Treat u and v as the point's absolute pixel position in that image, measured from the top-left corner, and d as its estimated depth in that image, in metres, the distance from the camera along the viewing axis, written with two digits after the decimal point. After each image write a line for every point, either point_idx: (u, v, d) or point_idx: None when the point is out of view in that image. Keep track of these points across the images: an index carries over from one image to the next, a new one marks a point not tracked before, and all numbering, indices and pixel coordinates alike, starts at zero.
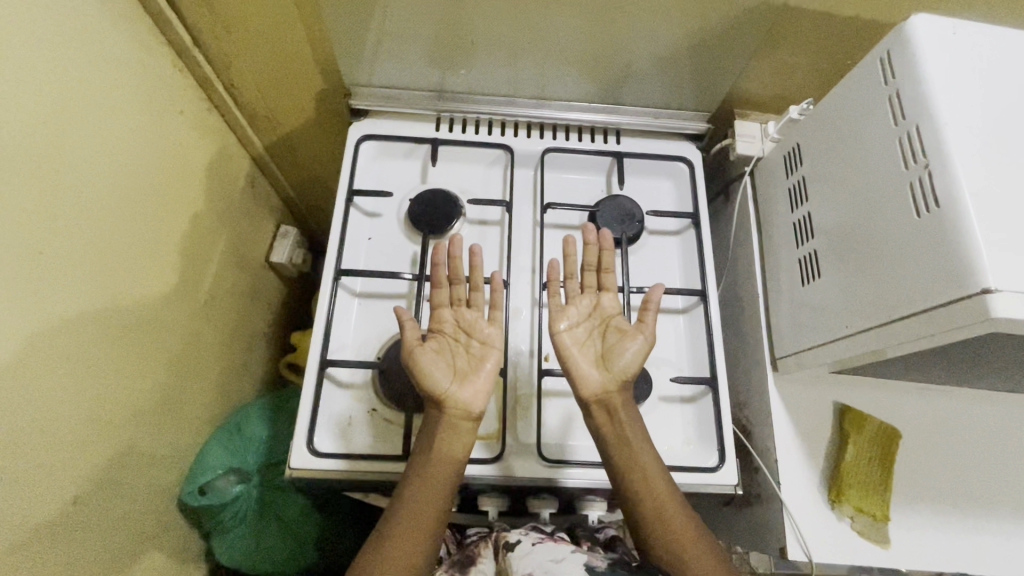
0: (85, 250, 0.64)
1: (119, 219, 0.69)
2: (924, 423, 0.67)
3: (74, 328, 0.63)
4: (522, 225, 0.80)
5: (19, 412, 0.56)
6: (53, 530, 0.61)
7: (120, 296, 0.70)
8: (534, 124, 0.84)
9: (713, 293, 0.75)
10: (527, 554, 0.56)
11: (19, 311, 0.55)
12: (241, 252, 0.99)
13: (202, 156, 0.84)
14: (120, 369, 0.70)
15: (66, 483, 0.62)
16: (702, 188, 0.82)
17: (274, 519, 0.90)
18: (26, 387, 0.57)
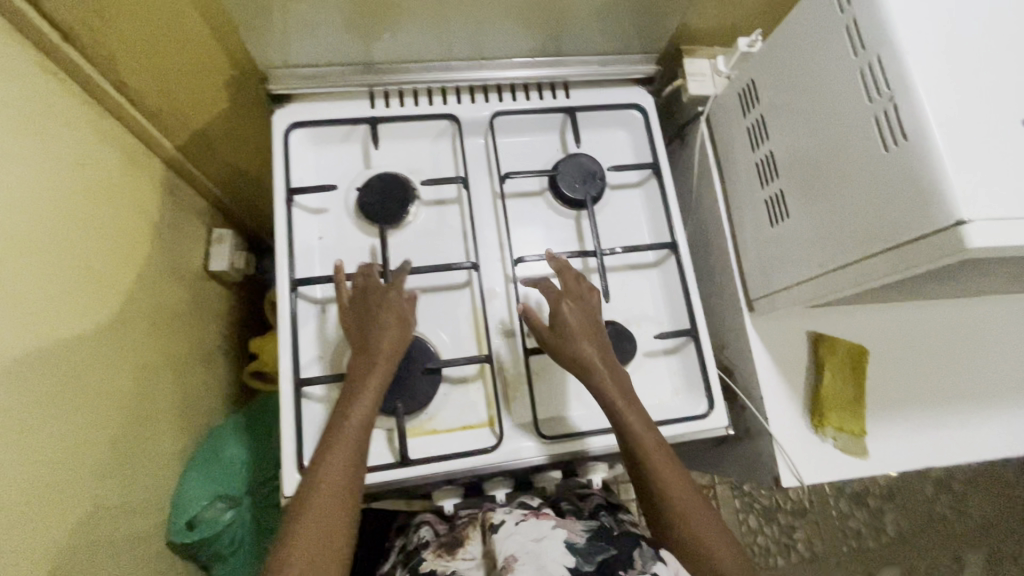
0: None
1: (22, 261, 0.59)
2: (888, 338, 0.71)
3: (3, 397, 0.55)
4: (482, 200, 0.75)
5: None
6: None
7: (47, 350, 0.61)
8: (477, 88, 0.78)
9: (683, 243, 0.75)
10: (509, 535, 0.57)
11: None
12: (175, 268, 0.89)
13: (103, 170, 0.73)
14: (67, 426, 0.63)
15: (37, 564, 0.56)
16: (658, 135, 0.79)
17: (270, 532, 0.91)
18: None
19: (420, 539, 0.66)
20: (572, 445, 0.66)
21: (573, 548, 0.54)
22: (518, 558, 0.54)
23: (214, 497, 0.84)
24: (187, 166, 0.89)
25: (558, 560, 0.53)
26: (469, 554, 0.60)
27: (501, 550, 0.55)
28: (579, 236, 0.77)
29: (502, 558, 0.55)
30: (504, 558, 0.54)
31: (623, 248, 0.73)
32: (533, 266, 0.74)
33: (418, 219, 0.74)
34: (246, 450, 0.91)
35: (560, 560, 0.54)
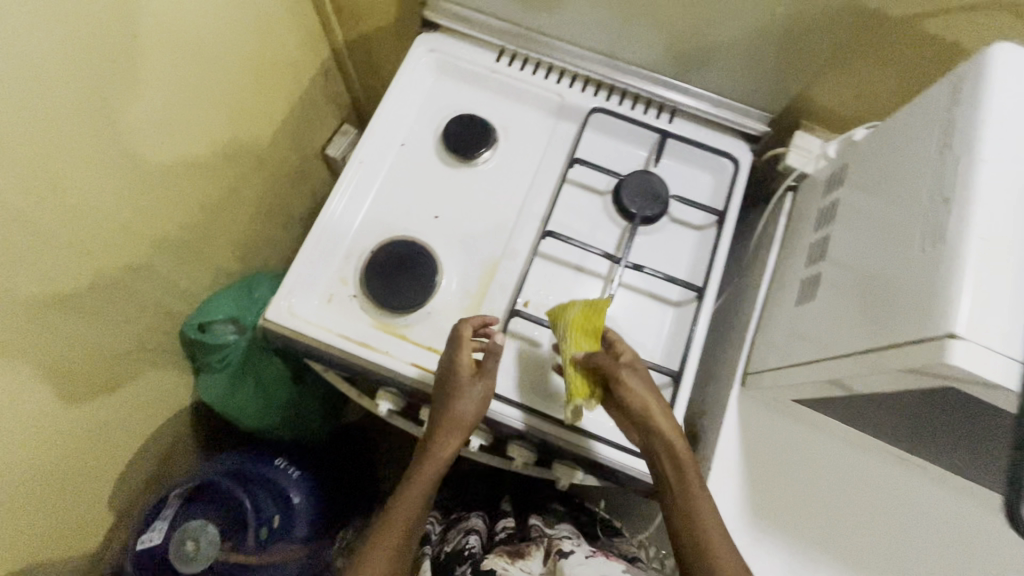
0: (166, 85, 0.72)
1: (198, 68, 0.77)
2: (884, 491, 0.62)
3: (127, 145, 0.69)
4: (548, 175, 0.80)
5: (76, 207, 0.66)
6: (29, 320, 0.66)
7: (176, 142, 0.77)
8: (592, 81, 0.83)
9: (710, 296, 0.73)
10: (580, 563, 0.75)
11: (88, 124, 0.63)
12: (303, 134, 1.08)
13: (285, 32, 0.91)
14: (160, 196, 0.78)
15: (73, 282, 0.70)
16: (739, 191, 0.78)
17: (252, 376, 0.97)
18: (82, 184, 0.65)
19: (469, 547, 0.87)
20: (510, 412, 0.69)
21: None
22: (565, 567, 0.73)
23: (229, 318, 0.96)
24: (346, 60, 1.07)
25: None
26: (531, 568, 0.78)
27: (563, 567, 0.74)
28: (618, 245, 0.78)
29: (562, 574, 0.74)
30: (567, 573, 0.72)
31: (651, 270, 0.73)
32: (563, 250, 0.77)
33: (486, 166, 0.80)
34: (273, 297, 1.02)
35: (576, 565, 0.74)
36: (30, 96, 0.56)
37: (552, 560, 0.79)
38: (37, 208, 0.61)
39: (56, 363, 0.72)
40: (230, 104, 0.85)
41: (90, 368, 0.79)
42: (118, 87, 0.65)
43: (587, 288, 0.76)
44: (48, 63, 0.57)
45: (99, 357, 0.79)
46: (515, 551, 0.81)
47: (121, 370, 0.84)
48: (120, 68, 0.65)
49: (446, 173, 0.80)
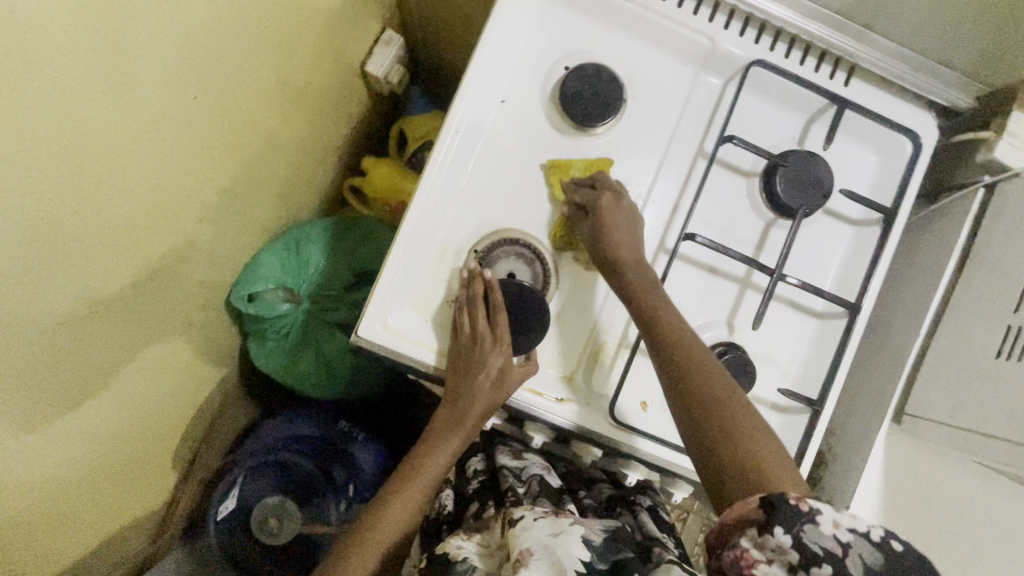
0: (170, 20, 0.54)
1: None
2: None
3: (147, 101, 0.55)
4: (682, 150, 0.64)
5: (87, 194, 0.52)
6: (79, 329, 0.57)
7: (201, 92, 0.62)
8: (753, 19, 0.63)
9: (865, 313, 0.63)
10: (527, 529, 0.52)
11: (81, 91, 0.48)
12: (337, 51, 0.87)
13: None
14: (179, 158, 0.63)
15: (117, 280, 0.60)
16: (917, 180, 0.64)
17: (311, 347, 0.87)
18: (87, 169, 0.51)
19: (441, 507, 0.68)
20: (634, 439, 0.63)
21: (590, 545, 0.51)
22: (533, 553, 0.50)
23: (280, 285, 0.85)
24: None
25: (573, 553, 0.49)
26: (487, 539, 0.57)
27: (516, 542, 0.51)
28: (760, 244, 0.65)
29: (516, 549, 0.51)
30: (518, 550, 0.50)
31: (803, 283, 0.62)
32: (697, 248, 0.65)
33: (607, 135, 0.64)
34: (325, 257, 0.89)
35: (577, 554, 0.50)
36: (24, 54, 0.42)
37: (505, 530, 0.55)
38: (59, 194, 0.50)
39: (112, 364, 0.64)
40: (249, 28, 0.65)
41: (149, 359, 0.71)
42: (129, 34, 0.50)
43: (722, 294, 0.65)
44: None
45: (150, 347, 0.71)
46: (478, 524, 0.59)
47: (173, 352, 0.76)
48: (127, 6, 0.49)
49: (558, 144, 0.63)
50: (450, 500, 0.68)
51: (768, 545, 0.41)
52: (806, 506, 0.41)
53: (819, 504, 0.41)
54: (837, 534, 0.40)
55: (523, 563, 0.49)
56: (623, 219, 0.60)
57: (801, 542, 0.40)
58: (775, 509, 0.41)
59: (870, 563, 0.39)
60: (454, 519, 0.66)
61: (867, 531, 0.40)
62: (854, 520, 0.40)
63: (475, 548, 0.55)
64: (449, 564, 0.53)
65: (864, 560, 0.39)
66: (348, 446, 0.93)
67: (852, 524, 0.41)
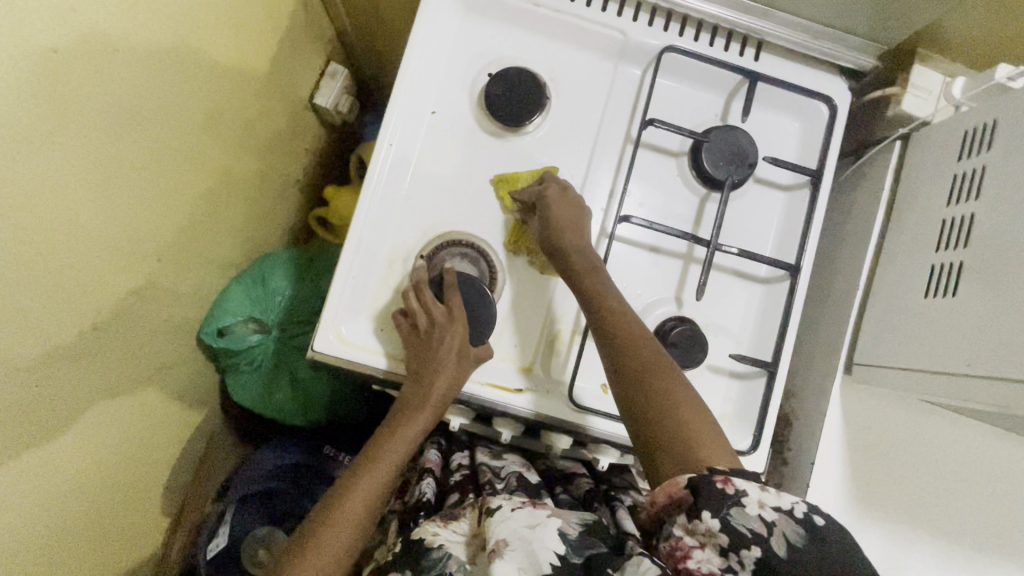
0: (107, 73, 0.57)
1: (145, 38, 0.60)
2: (998, 473, 0.59)
3: (96, 150, 0.58)
4: (611, 139, 0.67)
5: (41, 245, 0.55)
6: (43, 373, 0.58)
7: (149, 136, 0.65)
8: (661, 10, 0.66)
9: (805, 273, 0.65)
10: (503, 520, 0.51)
11: (27, 147, 0.50)
12: (284, 88, 0.90)
13: None
14: (132, 203, 0.65)
15: (77, 324, 0.62)
16: (837, 141, 0.67)
17: (287, 375, 0.89)
18: (39, 220, 0.54)
19: (419, 494, 0.65)
20: (600, 423, 0.64)
21: (565, 537, 0.50)
22: (508, 544, 0.49)
23: (249, 317, 0.87)
24: None
25: (549, 546, 0.48)
26: (460, 530, 0.56)
27: (492, 533, 0.51)
28: (697, 219, 0.68)
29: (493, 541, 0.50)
30: (493, 541, 0.50)
31: (741, 251, 0.64)
32: (636, 231, 0.67)
33: (537, 132, 0.67)
34: (291, 286, 0.91)
35: (553, 547, 0.49)
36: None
37: (481, 521, 0.55)
38: (15, 248, 0.52)
39: (82, 408, 0.66)
40: (188, 73, 0.68)
41: (120, 402, 0.72)
42: (72, 88, 0.53)
43: (666, 271, 0.67)
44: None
45: (121, 390, 0.72)
46: (451, 512, 0.59)
47: (146, 394, 0.78)
48: (68, 62, 0.52)
49: (491, 147, 0.66)
50: (430, 488, 0.66)
51: (698, 530, 0.44)
52: (732, 488, 0.44)
53: (744, 484, 0.44)
54: (762, 514, 0.42)
55: (498, 554, 0.48)
56: (568, 208, 0.61)
57: (727, 524, 0.42)
58: (701, 494, 0.44)
59: (793, 539, 0.41)
60: (431, 507, 0.64)
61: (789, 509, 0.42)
62: (779, 502, 0.42)
63: (450, 536, 0.54)
64: (423, 552, 0.53)
65: (786, 535, 0.42)
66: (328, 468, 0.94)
67: (777, 502, 0.43)
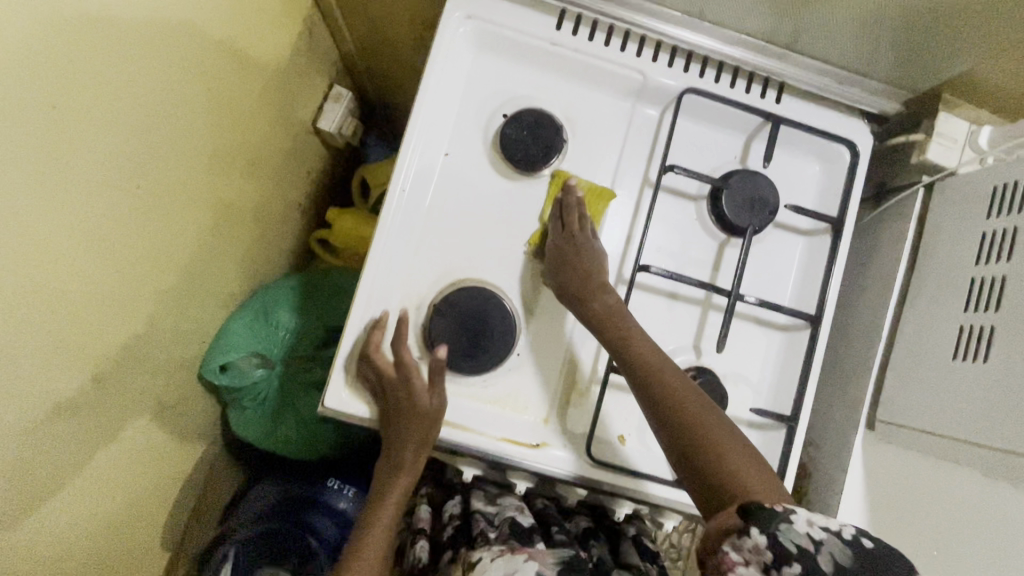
0: (107, 123, 0.54)
1: (146, 82, 0.57)
2: None
3: (97, 201, 0.56)
4: (628, 182, 0.66)
5: (43, 305, 0.52)
6: (44, 433, 0.56)
7: (151, 179, 0.63)
8: (680, 51, 0.65)
9: (826, 323, 0.64)
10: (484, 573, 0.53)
11: (26, 210, 0.48)
12: (286, 115, 0.87)
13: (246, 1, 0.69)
14: (133, 249, 0.63)
15: (76, 379, 0.59)
16: (858, 186, 0.66)
17: (291, 412, 0.86)
18: (40, 281, 0.51)
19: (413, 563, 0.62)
20: (619, 476, 0.62)
21: None
22: None
23: (252, 352, 0.84)
24: (331, 11, 0.85)
25: None
26: None
27: None
28: (716, 265, 0.66)
29: None
30: None
31: (761, 301, 0.63)
32: (654, 277, 0.66)
33: (553, 175, 0.65)
34: (295, 318, 0.89)
35: None
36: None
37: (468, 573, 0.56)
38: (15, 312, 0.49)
39: (84, 461, 0.63)
40: (191, 112, 0.66)
41: (122, 449, 0.70)
42: (68, 141, 0.50)
43: (684, 318, 0.66)
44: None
45: (123, 436, 0.70)
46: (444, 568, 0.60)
47: (148, 436, 0.75)
48: (64, 114, 0.49)
49: (506, 190, 0.64)
50: (424, 551, 0.63)
51: (745, 546, 0.42)
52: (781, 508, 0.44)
53: (794, 506, 0.44)
54: (810, 531, 0.42)
55: None
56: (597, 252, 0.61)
57: (777, 540, 0.41)
58: (752, 512, 0.43)
59: (841, 560, 0.40)
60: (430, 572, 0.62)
61: (839, 529, 0.41)
62: (826, 520, 0.42)
63: None
64: None
65: (835, 557, 0.41)
66: (324, 499, 0.93)
67: (826, 524, 0.42)
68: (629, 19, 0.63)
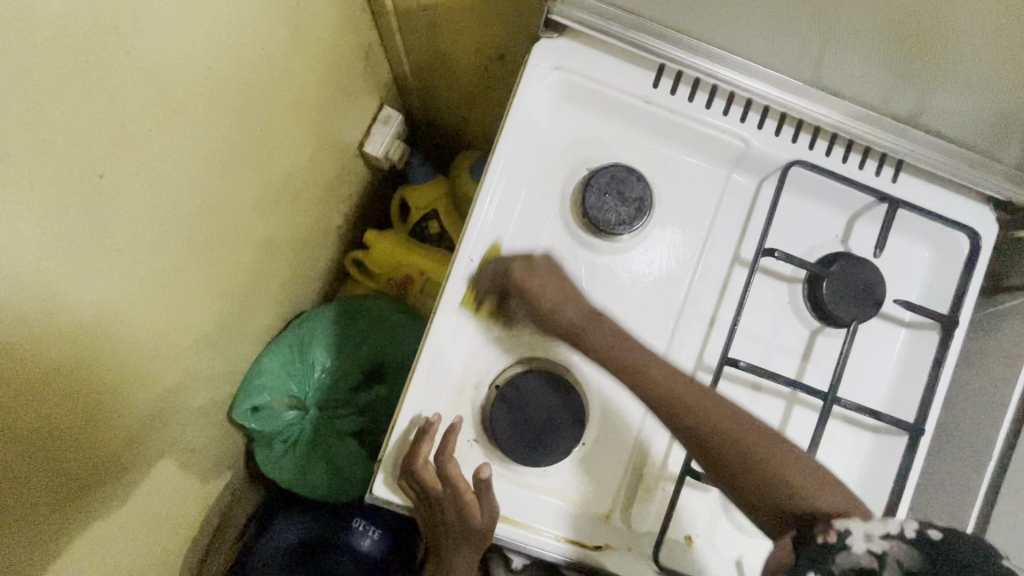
0: (157, 179, 0.49)
1: (201, 129, 0.52)
2: None
3: (142, 260, 0.50)
4: (717, 258, 0.59)
5: (80, 376, 0.48)
6: (74, 505, 0.52)
7: (197, 228, 0.57)
8: (789, 117, 0.58)
9: (926, 432, 0.58)
10: None
11: (68, 285, 0.43)
12: (335, 141, 0.81)
13: (308, 29, 0.63)
14: (174, 301, 0.58)
15: (106, 444, 0.54)
16: (976, 281, 0.58)
17: (321, 459, 0.81)
18: (77, 353, 0.46)
19: None
20: None
21: None
22: None
23: (285, 392, 0.81)
24: (391, 33, 0.78)
25: None
26: None
27: None
28: (805, 355, 0.60)
29: None
30: None
31: (860, 407, 0.56)
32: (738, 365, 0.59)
33: (636, 246, 0.59)
34: (331, 357, 0.84)
35: None
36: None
37: None
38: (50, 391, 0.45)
39: (112, 521, 0.59)
40: (242, 153, 0.60)
41: (149, 502, 0.66)
42: (116, 205, 0.45)
43: (767, 411, 0.60)
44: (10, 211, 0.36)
45: (151, 488, 0.66)
46: None
47: (176, 482, 0.72)
48: (113, 180, 0.43)
49: (583, 260, 0.58)
50: None
51: None
52: (833, 534, 0.40)
53: (845, 521, 0.41)
54: (871, 547, 0.39)
55: None
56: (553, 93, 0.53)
57: (846, 572, 0.39)
58: (807, 553, 0.41)
59: (909, 565, 0.39)
60: None
61: (898, 532, 0.39)
62: (884, 529, 0.40)
63: None
64: None
65: (903, 564, 0.39)
66: (348, 539, 0.89)
67: (886, 530, 0.40)
68: (737, 81, 0.56)
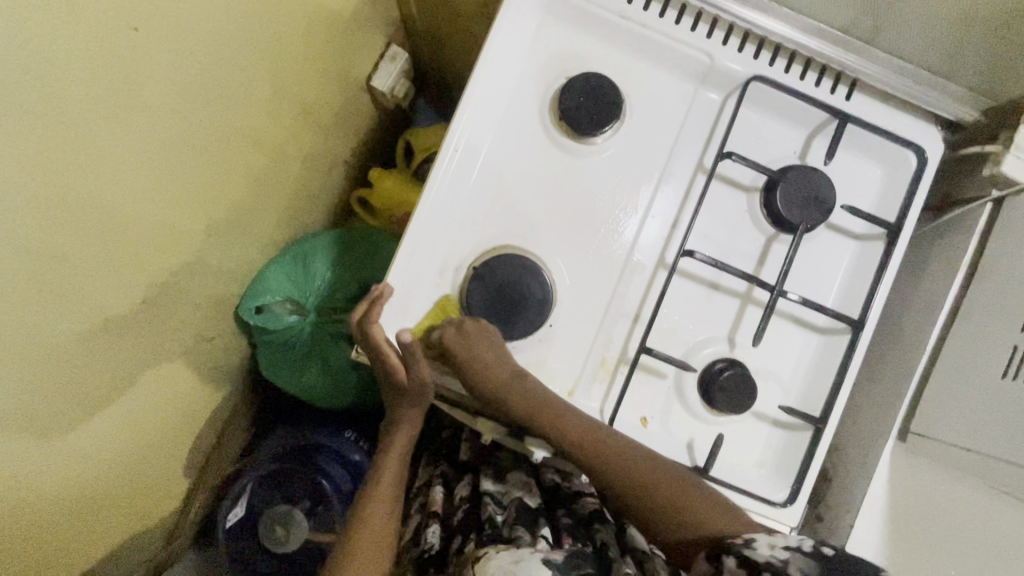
0: (181, 52, 0.55)
1: (221, 17, 0.59)
2: None
3: (165, 127, 0.57)
4: (682, 164, 0.65)
5: (104, 220, 0.54)
6: (92, 344, 0.58)
7: (214, 116, 0.64)
8: (752, 36, 0.63)
9: (868, 330, 0.63)
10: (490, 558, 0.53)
11: (99, 126, 0.50)
12: (344, 69, 0.88)
13: None
14: (191, 180, 0.64)
15: (124, 299, 0.61)
16: (921, 193, 0.63)
17: (318, 359, 0.89)
18: (104, 197, 0.53)
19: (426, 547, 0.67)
20: None
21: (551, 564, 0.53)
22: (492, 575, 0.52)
23: (287, 298, 0.87)
24: None
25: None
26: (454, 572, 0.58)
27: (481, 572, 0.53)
28: (762, 259, 0.65)
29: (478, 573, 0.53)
30: None
31: (805, 300, 0.61)
32: (697, 264, 0.65)
33: (608, 149, 0.64)
34: (331, 271, 0.91)
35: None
36: (34, 91, 0.43)
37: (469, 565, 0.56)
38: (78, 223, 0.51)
39: (124, 375, 0.66)
40: (258, 54, 0.67)
41: (159, 372, 0.73)
42: (145, 64, 0.52)
43: (723, 308, 0.65)
44: (46, 36, 0.42)
45: (161, 360, 0.72)
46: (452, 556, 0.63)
47: (183, 364, 0.78)
48: (144, 39, 0.50)
49: (558, 160, 0.64)
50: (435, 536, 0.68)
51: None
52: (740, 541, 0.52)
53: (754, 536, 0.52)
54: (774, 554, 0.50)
55: None
56: None
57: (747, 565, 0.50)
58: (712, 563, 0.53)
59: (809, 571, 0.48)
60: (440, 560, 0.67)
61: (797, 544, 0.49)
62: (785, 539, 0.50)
63: None
64: None
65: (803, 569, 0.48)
66: (338, 447, 0.94)
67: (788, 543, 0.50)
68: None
